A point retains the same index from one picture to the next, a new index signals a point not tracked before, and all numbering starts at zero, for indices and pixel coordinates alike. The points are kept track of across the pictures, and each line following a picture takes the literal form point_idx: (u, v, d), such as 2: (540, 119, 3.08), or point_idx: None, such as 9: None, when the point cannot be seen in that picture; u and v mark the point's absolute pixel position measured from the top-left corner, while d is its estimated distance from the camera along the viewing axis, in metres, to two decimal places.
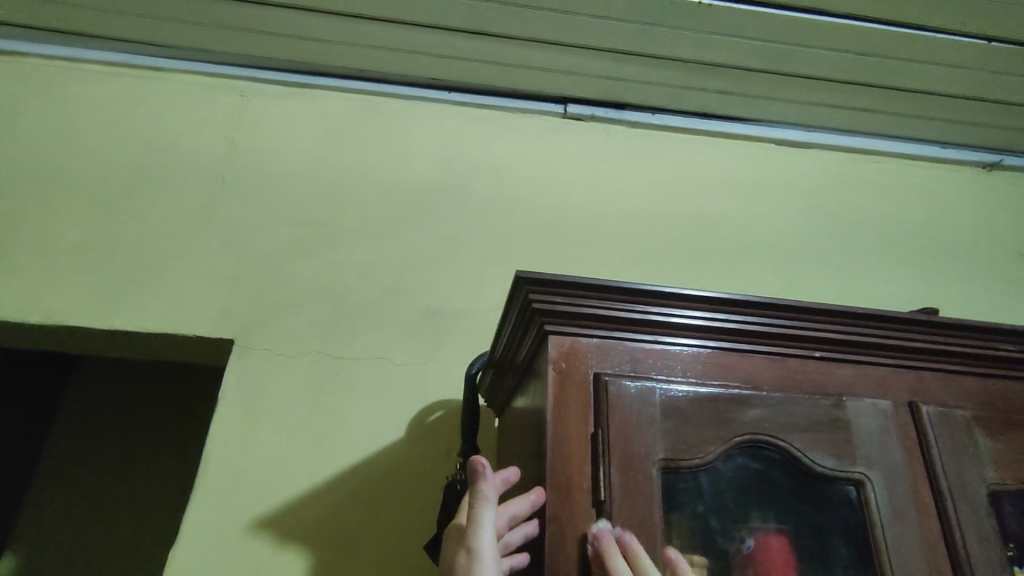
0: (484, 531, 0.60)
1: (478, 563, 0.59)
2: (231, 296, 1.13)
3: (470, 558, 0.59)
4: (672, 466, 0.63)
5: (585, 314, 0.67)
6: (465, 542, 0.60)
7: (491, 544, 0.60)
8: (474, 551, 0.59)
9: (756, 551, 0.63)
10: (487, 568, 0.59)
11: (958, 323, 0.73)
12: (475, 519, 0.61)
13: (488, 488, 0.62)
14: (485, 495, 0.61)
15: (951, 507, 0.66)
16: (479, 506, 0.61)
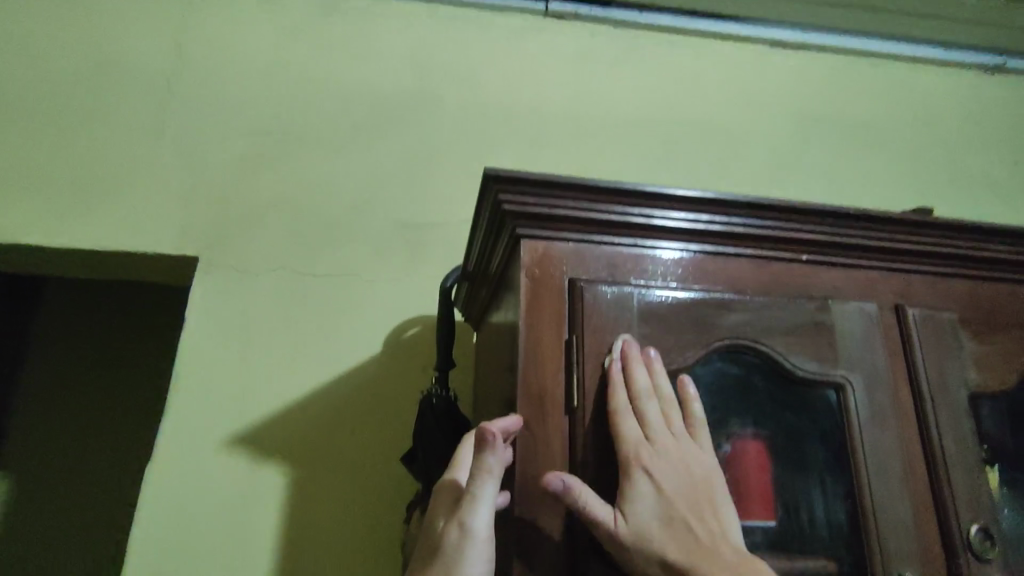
0: (481, 509, 0.54)
1: (470, 543, 0.53)
2: (191, 211, 1.07)
3: (461, 537, 0.53)
4: (649, 372, 0.61)
5: (559, 215, 0.63)
6: (458, 517, 0.54)
7: (487, 521, 0.54)
8: (468, 528, 0.53)
9: (732, 456, 0.63)
10: (479, 547, 0.53)
11: (953, 224, 0.70)
12: (474, 495, 0.54)
13: (494, 461, 0.54)
14: (489, 469, 0.54)
15: (929, 407, 0.65)
16: (480, 479, 0.54)
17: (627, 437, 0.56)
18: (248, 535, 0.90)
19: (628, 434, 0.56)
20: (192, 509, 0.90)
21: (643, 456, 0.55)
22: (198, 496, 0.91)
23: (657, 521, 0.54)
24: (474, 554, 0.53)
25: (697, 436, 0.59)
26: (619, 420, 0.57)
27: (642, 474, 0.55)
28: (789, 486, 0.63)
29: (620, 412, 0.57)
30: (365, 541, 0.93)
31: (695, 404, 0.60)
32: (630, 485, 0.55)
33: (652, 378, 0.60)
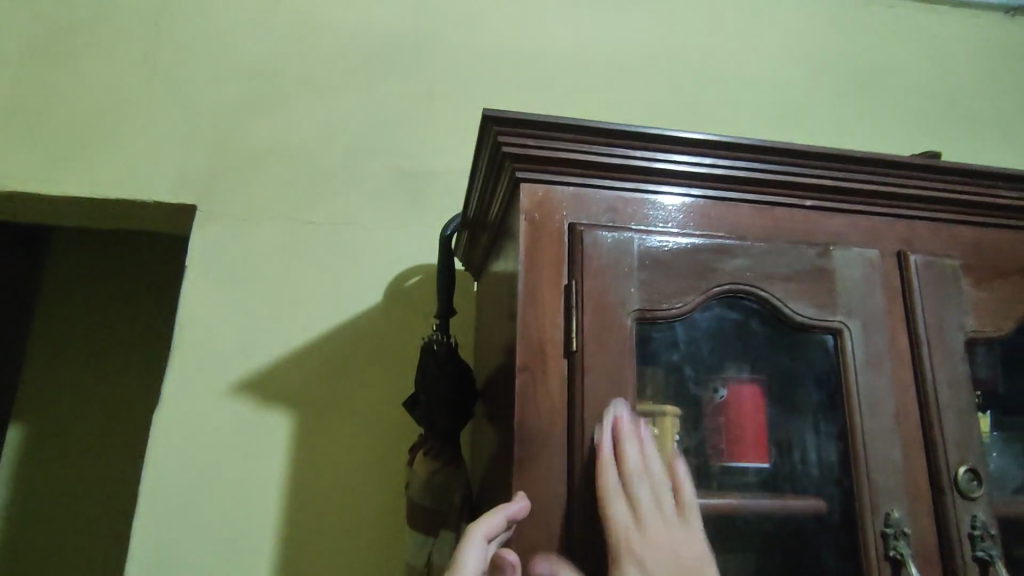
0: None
1: None
2: (189, 158, 1.06)
3: None
4: (648, 317, 0.61)
5: (560, 158, 0.62)
6: None
7: None
8: None
9: (727, 400, 0.65)
10: None
11: (959, 169, 0.69)
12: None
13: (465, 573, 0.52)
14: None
15: (925, 352, 0.66)
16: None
17: (616, 524, 0.54)
18: (255, 478, 0.93)
19: (616, 520, 0.54)
20: (200, 454, 0.92)
21: (632, 544, 0.54)
22: (207, 440, 0.93)
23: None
24: None
25: (686, 514, 0.57)
26: (608, 506, 0.55)
27: (632, 565, 0.53)
28: (784, 426, 0.65)
29: (608, 499, 0.55)
30: (368, 483, 0.96)
31: (686, 484, 0.59)
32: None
33: (637, 428, 0.58)
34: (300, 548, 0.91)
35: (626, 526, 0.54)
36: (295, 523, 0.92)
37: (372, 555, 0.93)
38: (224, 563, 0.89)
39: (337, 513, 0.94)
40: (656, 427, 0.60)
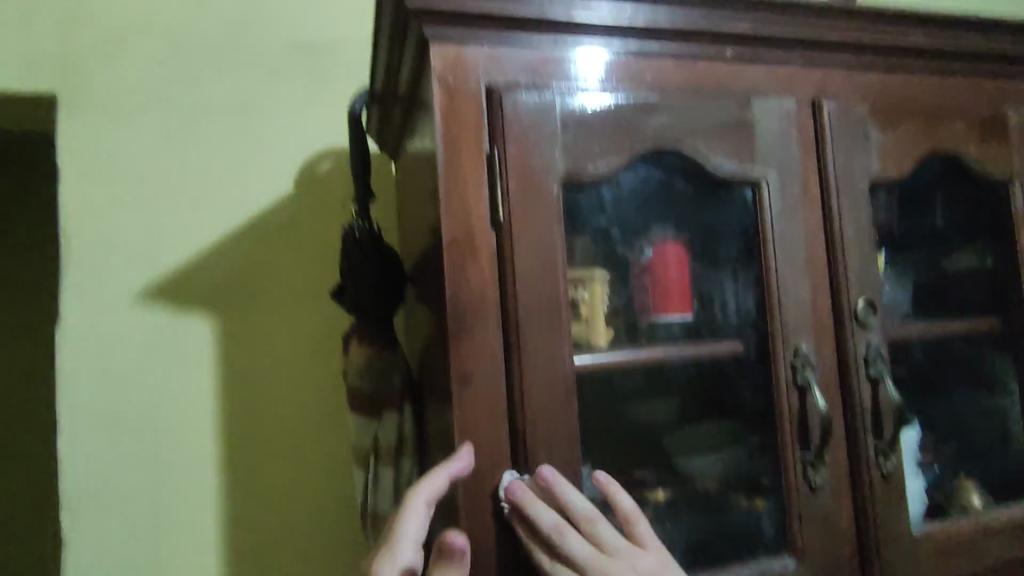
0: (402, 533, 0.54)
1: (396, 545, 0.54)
2: (35, 37, 0.89)
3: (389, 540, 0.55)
4: (574, 180, 0.60)
5: (472, 12, 0.56)
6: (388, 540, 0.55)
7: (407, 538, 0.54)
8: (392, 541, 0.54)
9: (653, 260, 0.67)
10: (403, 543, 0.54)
11: (870, 13, 0.69)
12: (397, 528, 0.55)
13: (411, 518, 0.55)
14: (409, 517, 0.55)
15: (834, 196, 0.69)
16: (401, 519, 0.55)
17: None
18: (184, 386, 0.90)
19: None
20: (117, 368, 0.88)
21: None
22: (122, 352, 0.88)
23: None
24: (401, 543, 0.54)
25: (636, 533, 0.56)
26: (549, 570, 0.54)
27: None
28: (706, 280, 0.69)
29: (548, 565, 0.54)
30: (305, 377, 0.95)
31: (620, 495, 0.58)
32: None
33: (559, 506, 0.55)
34: (247, 446, 0.91)
35: None
36: (238, 424, 0.91)
37: (317, 443, 0.94)
38: (170, 470, 0.88)
39: (277, 410, 0.93)
40: (587, 292, 0.62)
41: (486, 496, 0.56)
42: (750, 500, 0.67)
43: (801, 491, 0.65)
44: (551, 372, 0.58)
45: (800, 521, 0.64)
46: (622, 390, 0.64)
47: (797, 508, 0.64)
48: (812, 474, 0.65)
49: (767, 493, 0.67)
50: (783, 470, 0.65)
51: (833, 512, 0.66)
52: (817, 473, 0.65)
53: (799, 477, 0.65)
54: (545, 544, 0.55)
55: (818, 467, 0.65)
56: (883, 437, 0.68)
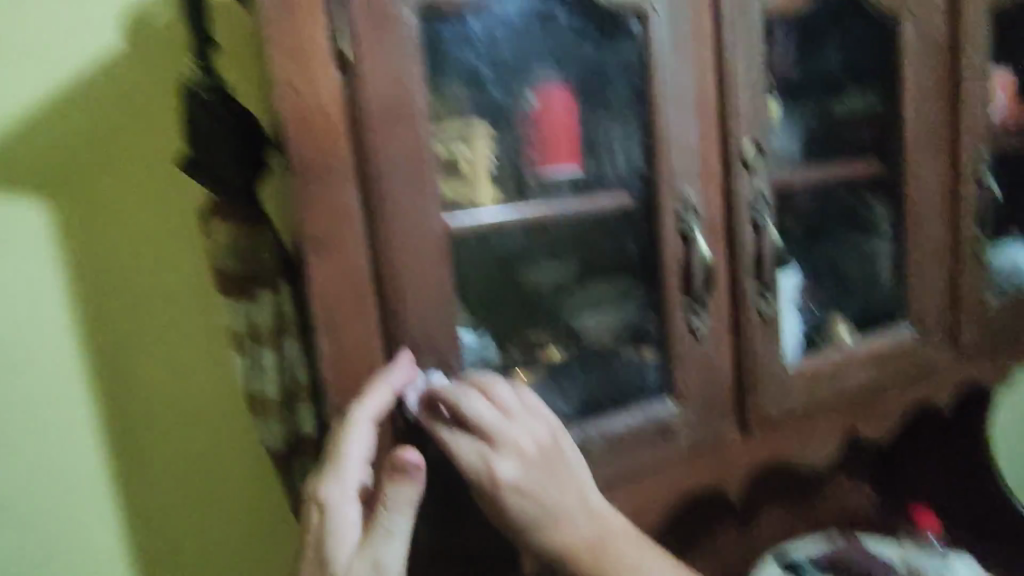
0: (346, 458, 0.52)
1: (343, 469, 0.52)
2: None
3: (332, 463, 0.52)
4: (435, 8, 0.53)
5: None
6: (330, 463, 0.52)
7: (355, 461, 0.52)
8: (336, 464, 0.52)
9: (539, 108, 0.63)
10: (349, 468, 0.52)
11: None
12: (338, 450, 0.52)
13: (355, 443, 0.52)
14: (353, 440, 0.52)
15: (727, 29, 0.64)
16: (343, 442, 0.51)
17: (467, 454, 0.54)
18: None
19: (464, 451, 0.54)
20: None
21: (493, 467, 0.53)
22: None
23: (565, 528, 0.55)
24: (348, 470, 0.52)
25: (533, 399, 0.57)
26: (450, 444, 0.54)
27: (505, 488, 0.54)
28: (596, 127, 0.64)
29: (449, 440, 0.54)
30: None
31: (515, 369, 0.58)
32: (502, 502, 0.54)
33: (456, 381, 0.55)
34: None
35: (479, 450, 0.54)
36: None
37: None
38: None
39: None
40: (468, 149, 0.57)
41: (355, 365, 0.53)
42: (636, 352, 0.68)
43: (683, 337, 0.65)
44: (414, 231, 0.53)
45: (682, 365, 0.66)
46: (502, 250, 0.61)
47: (679, 354, 0.65)
48: (693, 322, 0.66)
49: (650, 344, 0.67)
50: (665, 319, 0.65)
51: (714, 354, 0.67)
52: (699, 319, 0.66)
53: (681, 324, 0.65)
54: (446, 415, 0.54)
55: (699, 314, 0.66)
56: (764, 279, 0.69)
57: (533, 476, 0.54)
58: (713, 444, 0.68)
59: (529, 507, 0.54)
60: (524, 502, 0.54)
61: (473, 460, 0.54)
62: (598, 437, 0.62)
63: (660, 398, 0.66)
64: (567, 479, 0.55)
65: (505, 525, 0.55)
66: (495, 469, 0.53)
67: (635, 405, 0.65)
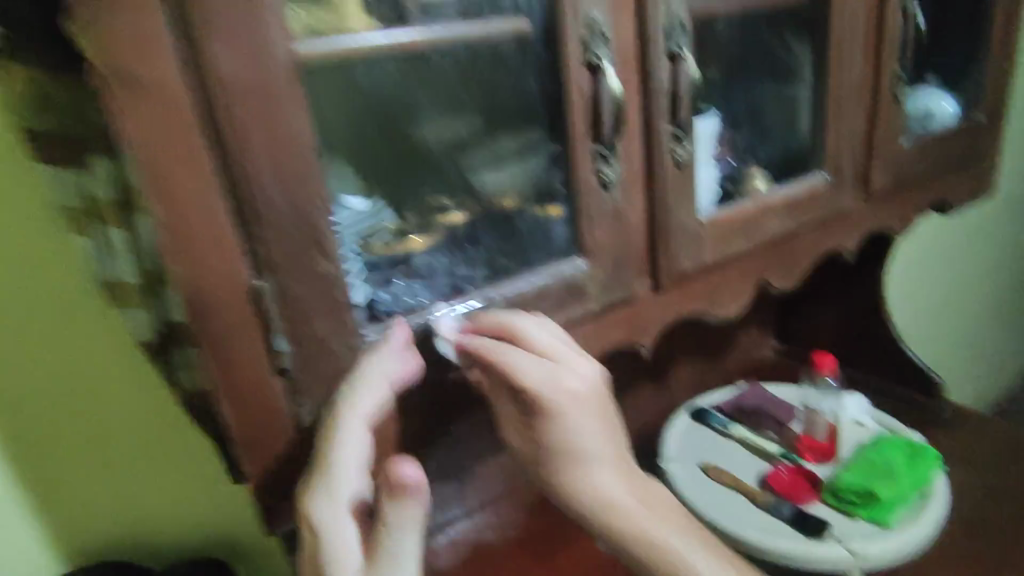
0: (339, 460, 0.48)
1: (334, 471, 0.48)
2: None
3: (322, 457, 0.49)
4: None
5: None
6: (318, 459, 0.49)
7: (350, 466, 0.49)
8: (326, 468, 0.48)
9: None
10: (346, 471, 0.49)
11: None
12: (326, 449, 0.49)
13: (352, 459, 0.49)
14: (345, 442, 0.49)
15: None
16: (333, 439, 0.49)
17: (533, 372, 0.53)
18: None
19: (529, 371, 0.53)
20: None
21: (559, 380, 0.53)
22: None
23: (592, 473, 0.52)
24: (342, 474, 0.49)
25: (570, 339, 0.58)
26: (513, 365, 0.53)
27: (572, 400, 0.53)
28: None
29: (510, 363, 0.53)
30: None
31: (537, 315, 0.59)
32: (567, 418, 0.52)
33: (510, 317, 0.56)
34: None
35: (545, 368, 0.53)
36: None
37: None
38: None
39: None
40: None
41: (192, 230, 0.43)
42: (540, 207, 0.62)
43: (590, 187, 0.59)
44: (252, 60, 0.43)
45: (588, 218, 0.60)
46: (365, 82, 0.53)
47: (587, 206, 0.60)
48: (600, 169, 0.59)
49: (553, 196, 0.62)
50: (574, 169, 0.59)
51: (625, 205, 0.62)
52: (608, 166, 0.60)
53: (589, 172, 0.59)
54: (502, 344, 0.54)
55: (608, 160, 0.60)
56: (679, 120, 0.63)
57: (581, 404, 0.53)
58: (625, 302, 0.65)
59: (574, 435, 0.52)
60: (568, 429, 0.52)
61: (541, 376, 0.53)
62: (500, 300, 0.58)
63: (565, 259, 0.61)
64: (608, 420, 0.54)
65: (563, 455, 0.52)
66: (546, 390, 0.53)
67: (539, 265, 0.60)
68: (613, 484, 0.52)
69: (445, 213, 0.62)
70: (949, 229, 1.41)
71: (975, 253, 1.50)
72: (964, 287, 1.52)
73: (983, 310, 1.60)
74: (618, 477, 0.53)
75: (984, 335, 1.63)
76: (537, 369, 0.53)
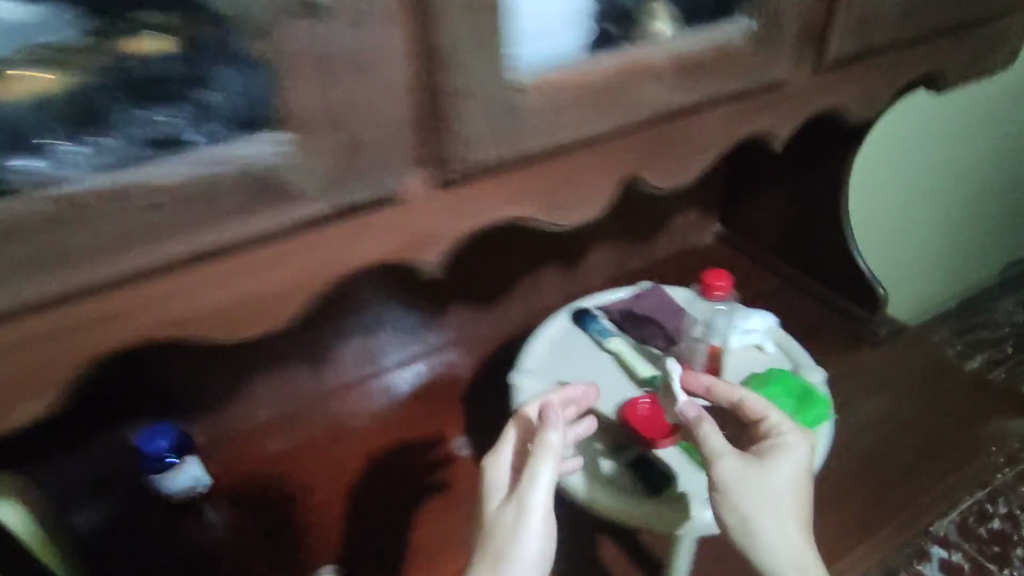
0: (553, 429, 0.57)
1: (549, 426, 0.58)
2: None
3: (553, 420, 0.59)
4: None
5: None
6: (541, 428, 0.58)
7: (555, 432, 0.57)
8: (544, 430, 0.57)
9: None
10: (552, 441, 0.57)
11: None
12: (547, 422, 0.58)
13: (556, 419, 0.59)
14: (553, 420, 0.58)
15: None
16: (552, 420, 0.58)
17: (755, 411, 0.64)
18: None
19: (753, 408, 0.65)
20: None
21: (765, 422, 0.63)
22: None
23: (749, 503, 0.58)
24: (556, 426, 0.58)
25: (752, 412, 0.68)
26: (739, 402, 0.65)
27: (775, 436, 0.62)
28: None
29: (729, 401, 0.66)
30: None
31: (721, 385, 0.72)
32: (780, 438, 0.62)
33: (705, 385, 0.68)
34: None
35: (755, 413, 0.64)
36: None
37: None
38: None
39: None
40: None
41: None
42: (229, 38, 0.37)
43: (280, 10, 0.34)
44: None
45: (285, 67, 0.35)
46: None
47: (282, 46, 0.35)
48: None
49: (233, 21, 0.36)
50: None
51: (365, 51, 0.37)
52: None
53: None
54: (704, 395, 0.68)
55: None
56: None
57: (795, 444, 0.61)
58: (385, 206, 0.43)
59: (753, 473, 0.59)
60: (776, 458, 0.60)
61: (767, 418, 0.63)
62: (110, 189, 0.34)
63: (241, 135, 0.37)
64: (806, 455, 0.61)
65: (758, 484, 0.59)
66: (783, 426, 0.63)
67: (192, 142, 0.36)
68: (779, 523, 0.58)
69: (121, 38, 0.37)
70: (932, 111, 1.14)
71: (967, 136, 1.23)
72: (948, 182, 1.27)
73: (968, 211, 1.36)
74: (788, 517, 0.58)
75: (967, 238, 1.40)
76: (710, 428, 0.62)
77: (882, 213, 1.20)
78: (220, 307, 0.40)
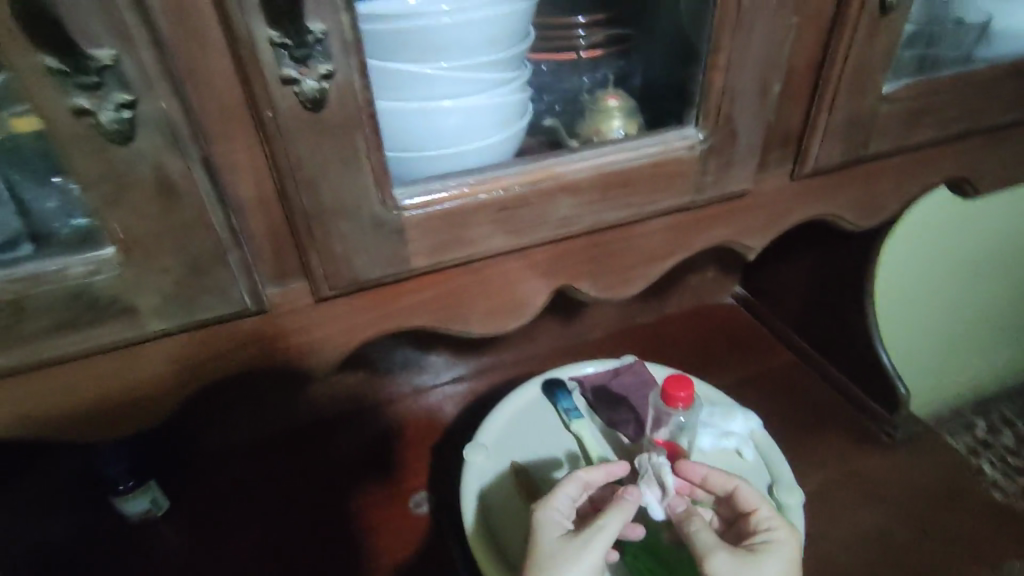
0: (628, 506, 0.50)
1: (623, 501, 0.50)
2: None
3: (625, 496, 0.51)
4: None
5: None
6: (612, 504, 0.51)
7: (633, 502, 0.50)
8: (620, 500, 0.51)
9: None
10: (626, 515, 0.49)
11: None
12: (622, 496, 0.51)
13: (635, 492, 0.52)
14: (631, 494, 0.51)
15: None
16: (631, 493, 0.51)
17: (749, 501, 0.55)
18: None
19: (747, 497, 0.56)
20: None
21: (757, 513, 0.54)
22: None
23: None
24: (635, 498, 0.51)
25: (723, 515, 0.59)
26: (734, 488, 0.56)
27: (766, 530, 0.53)
28: None
29: (721, 489, 0.57)
30: None
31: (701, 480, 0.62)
32: (773, 533, 0.53)
33: (696, 474, 0.58)
34: None
35: (747, 502, 0.55)
36: None
37: None
38: None
39: None
40: None
41: None
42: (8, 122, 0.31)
43: (73, 140, 0.29)
44: None
45: (95, 196, 0.31)
46: None
47: (85, 175, 0.30)
48: (82, 105, 0.29)
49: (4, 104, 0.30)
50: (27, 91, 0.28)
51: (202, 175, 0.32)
52: (109, 96, 0.29)
53: (52, 113, 0.28)
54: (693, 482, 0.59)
55: (107, 82, 0.29)
56: (306, 26, 0.30)
57: (789, 544, 0.52)
58: (249, 317, 0.39)
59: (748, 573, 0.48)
60: (769, 557, 0.50)
61: (760, 506, 0.55)
62: None
63: (60, 255, 0.33)
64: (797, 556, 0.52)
65: None
66: (776, 522, 0.53)
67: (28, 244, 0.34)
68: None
69: None
70: (956, 206, 1.00)
71: (987, 240, 1.08)
72: (972, 283, 1.13)
73: (1019, 303, 1.21)
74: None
75: (1011, 333, 1.26)
76: (700, 521, 0.52)
77: (902, 306, 1.09)
78: (68, 410, 0.37)
